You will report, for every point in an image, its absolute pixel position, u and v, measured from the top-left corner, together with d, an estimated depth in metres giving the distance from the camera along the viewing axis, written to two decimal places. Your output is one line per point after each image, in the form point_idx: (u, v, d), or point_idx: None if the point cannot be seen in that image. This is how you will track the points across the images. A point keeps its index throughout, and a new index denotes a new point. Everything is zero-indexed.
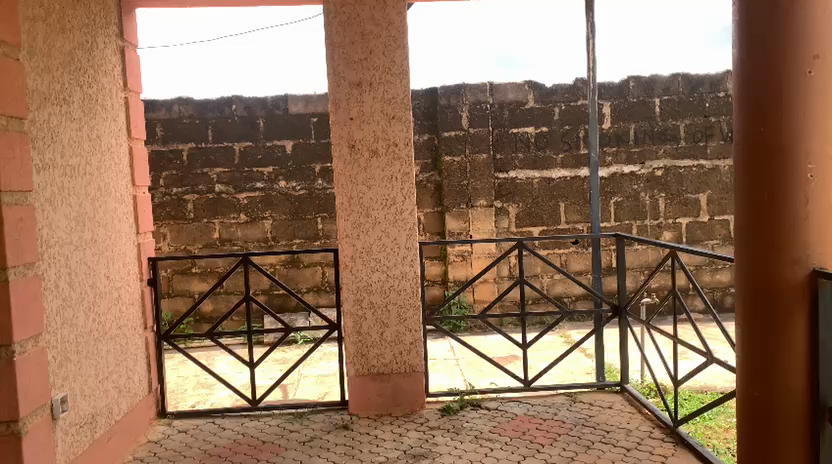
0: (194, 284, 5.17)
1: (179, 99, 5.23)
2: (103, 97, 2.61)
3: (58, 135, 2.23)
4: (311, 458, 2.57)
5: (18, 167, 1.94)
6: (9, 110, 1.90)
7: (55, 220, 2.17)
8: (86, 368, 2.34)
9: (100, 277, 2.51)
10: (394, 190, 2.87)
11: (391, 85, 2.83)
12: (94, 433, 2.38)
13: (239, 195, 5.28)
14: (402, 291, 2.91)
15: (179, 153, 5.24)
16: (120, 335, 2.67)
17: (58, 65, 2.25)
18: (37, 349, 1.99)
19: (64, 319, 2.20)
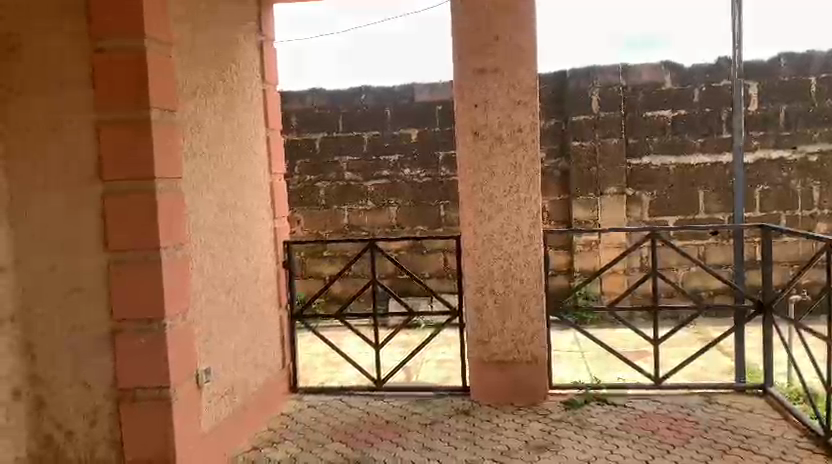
0: (325, 267, 5.40)
1: (312, 90, 5.46)
2: (243, 89, 2.77)
3: (205, 126, 2.39)
4: (432, 441, 2.60)
5: (170, 156, 2.10)
6: (162, 105, 2.07)
7: (201, 205, 2.34)
8: (226, 343, 2.51)
9: (240, 259, 2.67)
10: (518, 177, 2.82)
11: (518, 70, 2.78)
12: (234, 402, 2.56)
13: (367, 182, 5.43)
14: (526, 279, 2.86)
15: (312, 142, 5.48)
16: (257, 313, 2.84)
17: (204, 61, 2.42)
18: (185, 322, 2.16)
19: (208, 296, 2.37)
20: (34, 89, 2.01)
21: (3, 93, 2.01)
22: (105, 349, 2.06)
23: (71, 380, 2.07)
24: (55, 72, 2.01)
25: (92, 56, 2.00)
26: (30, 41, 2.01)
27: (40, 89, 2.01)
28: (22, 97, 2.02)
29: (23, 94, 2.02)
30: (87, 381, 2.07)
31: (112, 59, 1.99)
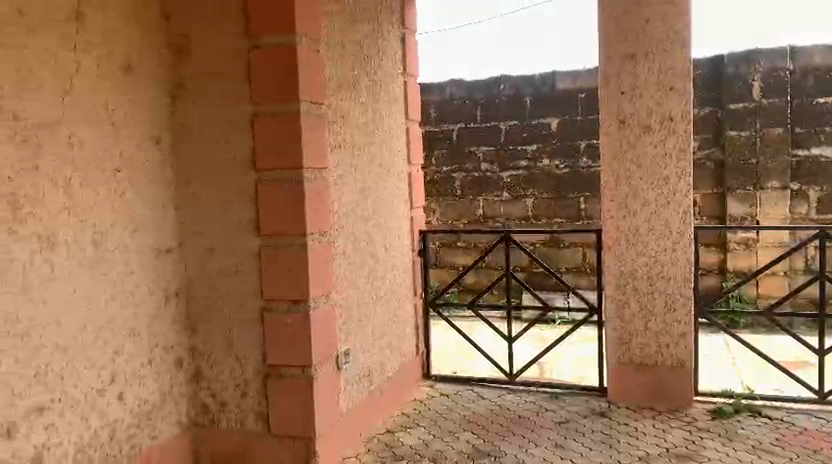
0: (459, 257, 5.42)
1: (452, 81, 5.48)
2: (386, 81, 2.83)
3: (349, 117, 2.47)
4: (566, 440, 2.53)
5: (317, 147, 2.18)
6: (311, 97, 2.15)
7: (344, 194, 2.42)
8: (364, 327, 2.59)
9: (378, 247, 2.73)
10: (667, 169, 2.65)
11: (670, 55, 2.61)
12: (370, 385, 2.63)
13: (503, 173, 5.37)
14: (673, 278, 2.69)
15: (450, 132, 5.51)
16: (394, 300, 2.90)
17: (350, 54, 2.49)
18: (327, 306, 2.25)
19: (348, 281, 2.45)
20: (199, 84, 2.18)
21: (174, 89, 2.19)
22: (255, 326, 2.20)
23: (226, 354, 2.23)
24: (218, 68, 2.16)
25: (249, 52, 2.12)
26: (197, 40, 2.17)
27: (205, 84, 2.17)
28: (189, 92, 2.19)
29: (190, 89, 2.19)
30: (239, 355, 2.22)
31: (267, 54, 2.10)
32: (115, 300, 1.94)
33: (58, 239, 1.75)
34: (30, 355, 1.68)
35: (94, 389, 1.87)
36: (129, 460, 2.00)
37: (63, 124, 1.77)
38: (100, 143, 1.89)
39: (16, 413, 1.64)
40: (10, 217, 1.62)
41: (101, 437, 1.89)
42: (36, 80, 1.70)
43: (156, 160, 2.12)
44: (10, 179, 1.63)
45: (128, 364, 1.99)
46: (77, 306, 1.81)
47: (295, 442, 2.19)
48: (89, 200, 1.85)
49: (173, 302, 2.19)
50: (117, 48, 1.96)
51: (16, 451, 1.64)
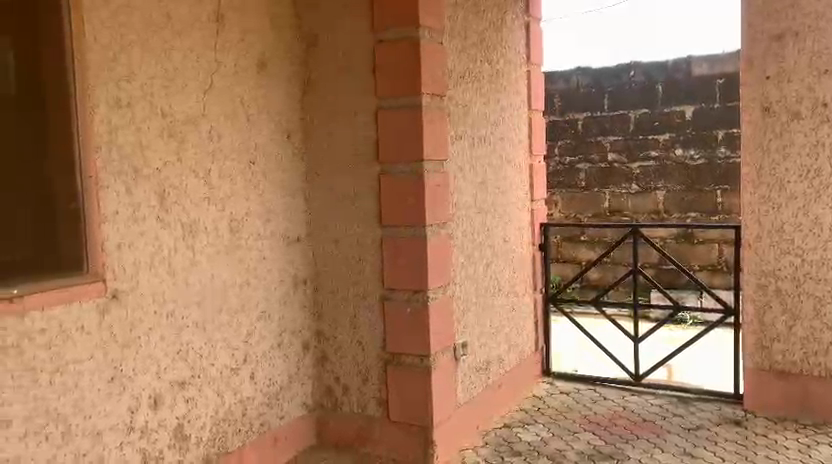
0: (582, 252, 5.26)
1: (577, 69, 5.31)
2: (508, 71, 2.78)
3: (470, 108, 2.45)
4: (696, 448, 2.38)
5: (438, 139, 2.19)
6: (432, 89, 2.16)
7: (464, 185, 2.41)
8: (483, 320, 2.58)
9: (498, 240, 2.70)
10: (818, 159, 2.41)
11: (824, 33, 2.36)
12: (488, 378, 2.62)
13: (632, 164, 5.13)
14: (823, 280, 2.45)
15: (574, 122, 5.34)
16: (513, 293, 2.86)
17: (472, 44, 2.47)
18: (445, 297, 2.26)
19: (467, 273, 2.44)
20: (327, 79, 2.25)
21: (304, 84, 2.28)
22: (376, 314, 2.25)
23: (348, 340, 2.30)
24: (344, 63, 2.22)
25: (374, 47, 2.17)
26: (325, 37, 2.24)
27: (332, 79, 2.24)
28: (317, 87, 2.27)
29: (318, 84, 2.26)
30: (361, 342, 2.28)
31: (391, 47, 2.14)
32: (248, 285, 2.06)
33: (199, 227, 1.88)
34: (174, 333, 1.81)
35: (228, 368, 1.99)
36: (259, 436, 2.12)
37: (204, 119, 1.89)
38: (236, 137, 2.00)
39: (162, 386, 1.78)
40: (159, 205, 1.76)
41: (235, 413, 2.02)
42: (182, 78, 1.82)
43: (286, 153, 2.22)
44: (159, 170, 1.76)
45: (259, 345, 2.11)
46: (215, 289, 1.94)
47: (413, 429, 2.22)
48: (227, 190, 1.97)
49: (300, 289, 2.28)
50: (252, 46, 2.07)
51: (161, 421, 1.78)
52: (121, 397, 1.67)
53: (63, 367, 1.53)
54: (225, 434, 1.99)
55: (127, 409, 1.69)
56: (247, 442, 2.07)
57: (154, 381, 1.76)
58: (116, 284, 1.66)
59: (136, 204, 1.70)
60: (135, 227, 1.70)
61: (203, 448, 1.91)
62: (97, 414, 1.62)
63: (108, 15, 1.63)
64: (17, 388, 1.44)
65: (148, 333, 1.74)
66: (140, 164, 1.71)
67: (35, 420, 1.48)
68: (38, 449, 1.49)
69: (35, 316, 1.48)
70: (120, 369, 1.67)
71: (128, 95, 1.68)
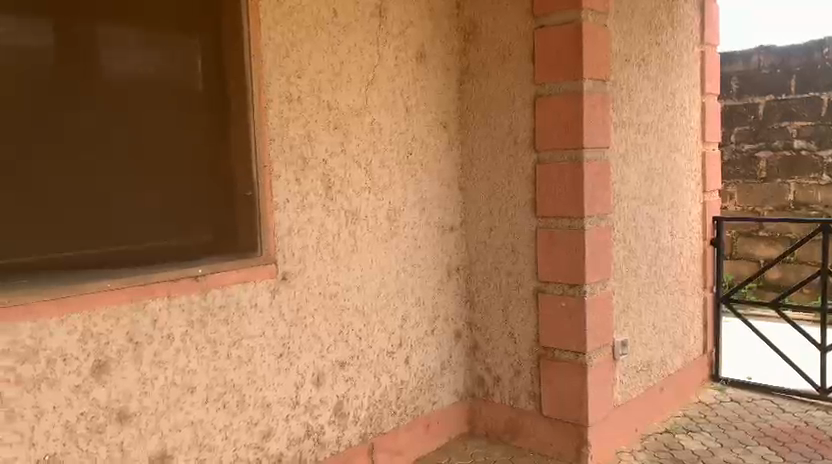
0: (760, 248, 4.81)
1: (760, 48, 4.84)
2: (679, 52, 2.58)
3: (636, 94, 2.31)
4: None
5: (600, 126, 2.09)
6: (594, 74, 2.06)
7: (627, 175, 2.28)
8: (644, 318, 2.44)
9: (664, 233, 2.54)
10: None
11: None
12: (649, 380, 2.48)
13: (823, 152, 4.58)
14: None
15: (755, 107, 4.88)
16: (679, 290, 2.67)
17: (639, 26, 2.33)
18: (604, 292, 2.16)
19: (628, 268, 2.32)
20: (486, 67, 2.23)
21: (462, 74, 2.28)
22: (531, 307, 2.20)
23: (501, 331, 2.28)
24: (503, 51, 2.19)
25: (533, 33, 2.11)
26: (485, 25, 2.22)
27: (491, 68, 2.22)
28: (476, 76, 2.25)
29: (477, 73, 2.25)
30: (514, 334, 2.25)
31: (551, 32, 2.07)
32: (404, 272, 2.11)
33: (360, 215, 1.95)
34: (336, 315, 1.90)
35: (385, 351, 2.06)
36: (413, 420, 2.17)
37: (366, 111, 1.96)
38: (396, 128, 2.05)
39: (324, 365, 1.88)
40: (324, 194, 1.85)
41: (390, 396, 2.08)
42: (346, 72, 1.90)
43: (444, 142, 2.24)
44: (325, 160, 1.85)
45: (414, 331, 2.16)
46: (374, 274, 2.01)
47: (567, 426, 2.16)
48: (386, 180, 2.03)
49: (454, 277, 2.30)
50: (413, 38, 2.11)
51: (323, 398, 1.89)
52: (288, 372, 1.79)
53: (239, 341, 1.67)
54: (381, 415, 2.06)
55: (293, 385, 1.81)
56: (401, 424, 2.13)
57: (317, 359, 1.86)
58: (285, 266, 1.77)
59: (304, 193, 1.80)
60: (303, 214, 1.80)
61: (361, 427, 2.00)
62: (267, 387, 1.74)
63: (281, 14, 1.73)
64: (200, 358, 1.59)
65: (313, 314, 1.84)
66: (308, 154, 1.81)
67: (215, 388, 1.63)
68: (217, 415, 1.63)
69: (216, 293, 1.62)
70: (287, 346, 1.78)
71: (298, 90, 1.78)
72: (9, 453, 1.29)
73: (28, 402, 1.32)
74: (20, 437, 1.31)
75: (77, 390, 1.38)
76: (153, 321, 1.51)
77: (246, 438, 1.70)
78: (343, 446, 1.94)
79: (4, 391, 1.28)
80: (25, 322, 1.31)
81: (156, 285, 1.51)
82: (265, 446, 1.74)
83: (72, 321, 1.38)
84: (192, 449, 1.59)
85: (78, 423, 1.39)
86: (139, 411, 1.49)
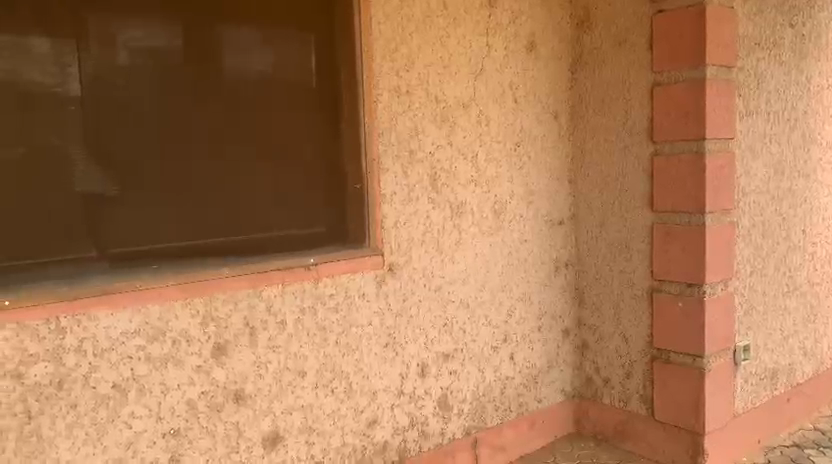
0: None
1: None
2: (818, 34, 2.37)
3: (766, 80, 2.15)
4: None
5: (724, 115, 1.96)
6: (719, 60, 1.93)
7: (754, 168, 2.12)
8: (771, 322, 2.26)
9: (795, 231, 2.34)
10: None
11: None
12: (774, 388, 2.30)
13: None
14: None
15: None
16: (812, 293, 2.46)
17: (771, 7, 2.15)
18: (726, 292, 2.03)
19: (753, 268, 2.16)
20: (600, 55, 2.14)
21: (574, 64, 2.21)
22: (644, 305, 2.11)
23: (611, 330, 2.20)
24: (619, 38, 2.10)
25: (652, 18, 2.01)
26: (600, 12, 2.14)
27: (605, 56, 2.13)
28: (589, 65, 2.18)
29: (591, 62, 2.17)
30: (625, 333, 2.17)
31: (672, 17, 1.96)
32: (510, 266, 2.08)
33: (466, 208, 1.94)
34: (441, 307, 1.91)
35: (490, 346, 2.04)
36: (517, 416, 2.14)
37: (474, 103, 1.94)
38: (504, 119, 2.02)
39: (429, 357, 1.89)
40: (431, 187, 1.86)
41: (494, 391, 2.06)
42: (454, 64, 1.89)
43: (553, 134, 2.18)
44: (432, 153, 1.85)
45: (519, 326, 2.12)
46: (480, 268, 1.99)
47: (681, 433, 2.05)
48: (493, 172, 2.00)
49: (562, 273, 2.24)
50: (523, 28, 2.06)
51: (428, 389, 1.90)
52: (394, 362, 1.82)
53: (347, 330, 1.71)
54: (485, 409, 2.04)
55: (399, 374, 1.83)
56: (506, 420, 2.11)
57: (422, 351, 1.88)
58: (392, 258, 1.79)
59: (411, 186, 1.82)
60: (410, 207, 1.82)
61: (464, 420, 1.99)
62: (373, 375, 1.78)
63: (391, 8, 1.75)
64: (310, 345, 1.64)
65: (418, 305, 1.86)
66: (415, 147, 1.82)
67: (324, 374, 1.68)
68: (326, 400, 1.69)
69: (326, 283, 1.67)
70: (393, 336, 1.81)
71: (407, 83, 1.79)
72: (139, 425, 1.40)
73: (156, 379, 1.42)
74: (149, 411, 1.41)
75: (199, 370, 1.47)
76: (268, 307, 1.57)
77: (352, 424, 1.74)
78: (446, 439, 1.95)
79: (136, 368, 1.39)
80: (155, 305, 1.41)
81: (271, 274, 1.58)
82: (370, 433, 1.78)
83: (195, 305, 1.47)
84: (302, 432, 1.65)
85: (199, 401, 1.48)
86: (254, 393, 1.56)
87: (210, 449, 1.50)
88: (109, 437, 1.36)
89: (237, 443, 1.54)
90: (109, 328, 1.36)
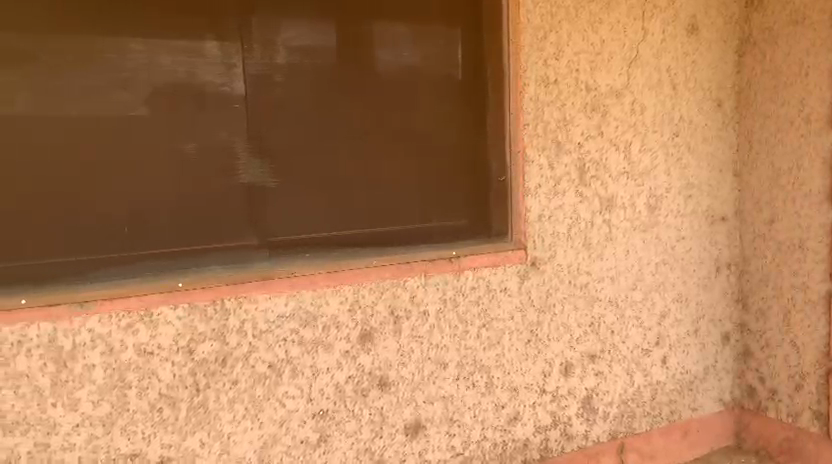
0: None
1: None
2: None
3: None
4: None
5: None
6: None
7: None
8: None
9: None
10: None
11: None
12: None
13: None
14: None
15: None
16: None
17: None
18: None
19: None
20: (773, 35, 1.95)
21: (742, 46, 2.03)
22: (820, 312, 1.89)
23: (780, 337, 2.00)
24: (797, 15, 1.88)
25: None
26: None
27: (780, 35, 1.93)
28: (760, 46, 1.99)
29: (762, 43, 1.98)
30: (797, 342, 1.96)
31: None
32: (665, 264, 1.95)
33: (617, 202, 1.85)
34: (587, 305, 1.84)
35: (640, 348, 1.94)
36: (669, 423, 2.02)
37: (628, 90, 1.84)
38: (660, 108, 1.90)
39: (573, 356, 1.84)
40: (579, 179, 1.79)
41: (644, 395, 1.96)
42: (607, 50, 1.80)
43: (717, 122, 2.02)
44: (581, 144, 1.79)
45: (674, 329, 1.99)
46: (630, 265, 1.89)
47: None
48: (647, 164, 1.89)
49: (724, 273, 2.08)
50: (683, 9, 1.93)
51: (572, 389, 1.84)
52: (536, 359, 1.78)
53: (489, 323, 1.70)
54: (632, 414, 1.95)
55: (541, 372, 1.79)
56: (655, 427, 1.99)
57: (567, 349, 1.82)
58: (535, 253, 1.75)
59: (557, 178, 1.76)
60: (556, 200, 1.77)
61: (610, 424, 1.91)
62: (515, 371, 1.75)
63: None
64: (452, 336, 1.66)
65: (563, 302, 1.80)
66: (563, 138, 1.76)
67: (466, 366, 1.68)
68: (466, 393, 1.69)
69: (469, 275, 1.67)
70: (536, 333, 1.77)
71: (555, 73, 1.74)
72: (291, 404, 1.48)
73: (307, 361, 1.49)
74: (301, 391, 1.49)
75: (346, 355, 1.53)
76: (412, 297, 1.60)
77: (493, 419, 1.73)
78: (591, 441, 1.88)
79: (290, 350, 1.47)
80: (308, 291, 1.49)
81: (414, 264, 1.61)
82: (511, 429, 1.76)
83: (344, 292, 1.53)
84: (443, 423, 1.67)
85: (346, 385, 1.54)
86: (398, 380, 1.60)
87: (355, 432, 1.56)
88: (265, 413, 1.46)
89: (380, 428, 1.59)
90: (267, 311, 1.45)
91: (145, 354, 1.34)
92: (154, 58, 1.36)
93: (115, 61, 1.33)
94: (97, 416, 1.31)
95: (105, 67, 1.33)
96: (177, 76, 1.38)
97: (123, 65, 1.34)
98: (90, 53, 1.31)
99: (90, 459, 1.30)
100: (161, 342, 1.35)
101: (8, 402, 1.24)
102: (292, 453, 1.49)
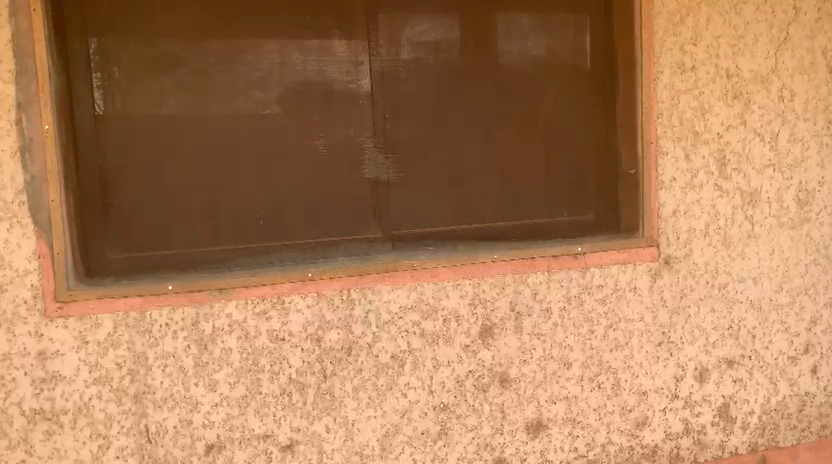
0: None
1: None
2: None
3: None
4: None
5: None
6: None
7: None
8: None
9: None
10: None
11: None
12: None
13: None
14: None
15: None
16: None
17: None
18: None
19: None
20: None
21: None
22: None
23: None
24: None
25: None
26: None
27: None
28: None
29: None
30: None
31: None
32: (816, 264, 1.79)
33: (761, 196, 1.71)
34: (726, 307, 1.72)
35: (785, 355, 1.78)
36: (819, 439, 1.84)
37: (775, 75, 1.70)
38: (813, 93, 1.74)
39: (709, 361, 1.73)
40: (718, 172, 1.67)
41: (788, 407, 1.80)
42: (752, 33, 1.67)
43: None
44: (721, 134, 1.67)
45: (826, 336, 1.82)
46: (776, 265, 1.75)
47: None
48: (797, 155, 1.74)
49: None
50: None
51: (706, 396, 1.73)
52: (668, 363, 1.69)
53: (616, 323, 1.63)
54: (776, 427, 1.80)
55: (673, 376, 1.70)
56: (803, 442, 1.83)
57: (702, 353, 1.72)
58: (668, 250, 1.66)
59: (694, 171, 1.66)
60: (692, 194, 1.66)
61: (750, 436, 1.78)
62: (645, 375, 1.67)
63: None
64: (576, 335, 1.60)
65: (698, 303, 1.70)
66: (701, 128, 1.65)
67: (590, 367, 1.63)
68: (592, 394, 1.63)
69: (595, 272, 1.60)
70: (667, 334, 1.68)
71: (692, 58, 1.63)
72: (414, 395, 1.50)
73: (429, 354, 1.50)
74: (422, 383, 1.51)
75: (467, 349, 1.53)
76: (533, 294, 1.56)
77: (619, 422, 1.66)
78: (727, 452, 1.76)
79: (412, 342, 1.49)
80: (429, 283, 1.49)
81: (537, 260, 1.56)
82: (639, 434, 1.68)
83: (464, 286, 1.52)
84: (566, 423, 1.62)
85: (467, 379, 1.54)
86: (519, 377, 1.57)
87: (476, 427, 1.56)
88: (388, 403, 1.48)
89: (501, 424, 1.57)
90: (390, 302, 1.47)
91: (277, 340, 1.40)
92: (286, 58, 1.42)
93: (251, 61, 1.40)
94: (234, 397, 1.38)
95: (243, 67, 1.40)
96: (307, 75, 1.44)
97: (258, 65, 1.41)
98: (229, 54, 1.39)
99: (227, 437, 1.39)
100: (292, 329, 1.41)
101: (157, 379, 1.34)
102: (413, 443, 1.51)
